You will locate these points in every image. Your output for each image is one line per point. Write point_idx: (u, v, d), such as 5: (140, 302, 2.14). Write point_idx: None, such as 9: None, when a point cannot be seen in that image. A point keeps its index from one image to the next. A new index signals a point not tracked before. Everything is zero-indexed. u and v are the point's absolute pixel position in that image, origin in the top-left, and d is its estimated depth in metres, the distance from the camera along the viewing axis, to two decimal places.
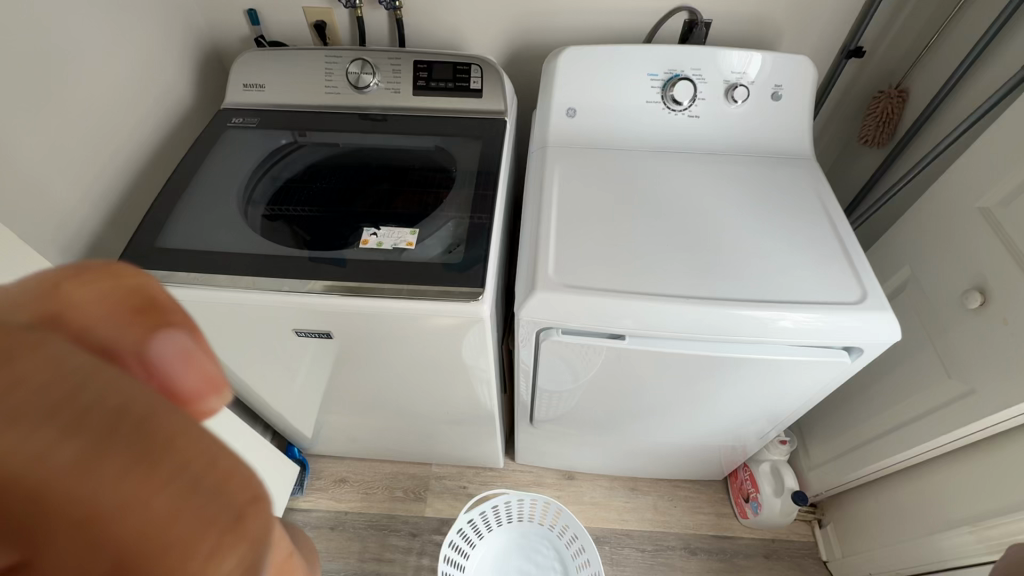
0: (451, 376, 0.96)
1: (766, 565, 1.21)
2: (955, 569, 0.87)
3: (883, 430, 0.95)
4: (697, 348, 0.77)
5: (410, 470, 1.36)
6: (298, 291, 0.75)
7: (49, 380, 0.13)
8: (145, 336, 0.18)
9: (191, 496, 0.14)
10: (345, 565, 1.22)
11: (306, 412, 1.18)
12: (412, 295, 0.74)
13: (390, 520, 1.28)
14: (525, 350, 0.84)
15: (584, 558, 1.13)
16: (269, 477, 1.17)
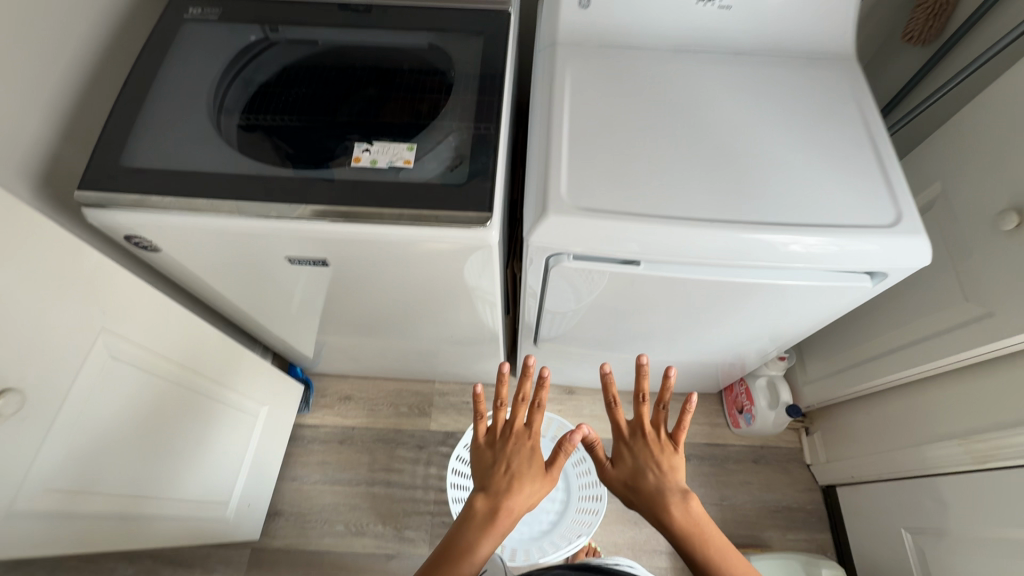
0: (455, 300, 0.93)
1: (753, 469, 1.29)
2: (937, 476, 0.93)
3: (887, 349, 0.96)
4: (714, 275, 0.73)
5: (414, 387, 1.39)
6: (287, 217, 0.69)
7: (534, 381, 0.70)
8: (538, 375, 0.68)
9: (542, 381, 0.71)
10: (356, 475, 1.28)
11: (306, 334, 1.16)
12: (413, 220, 0.68)
13: (397, 434, 1.33)
14: (533, 275, 0.80)
15: (584, 467, 1.20)
16: (273, 397, 1.18)
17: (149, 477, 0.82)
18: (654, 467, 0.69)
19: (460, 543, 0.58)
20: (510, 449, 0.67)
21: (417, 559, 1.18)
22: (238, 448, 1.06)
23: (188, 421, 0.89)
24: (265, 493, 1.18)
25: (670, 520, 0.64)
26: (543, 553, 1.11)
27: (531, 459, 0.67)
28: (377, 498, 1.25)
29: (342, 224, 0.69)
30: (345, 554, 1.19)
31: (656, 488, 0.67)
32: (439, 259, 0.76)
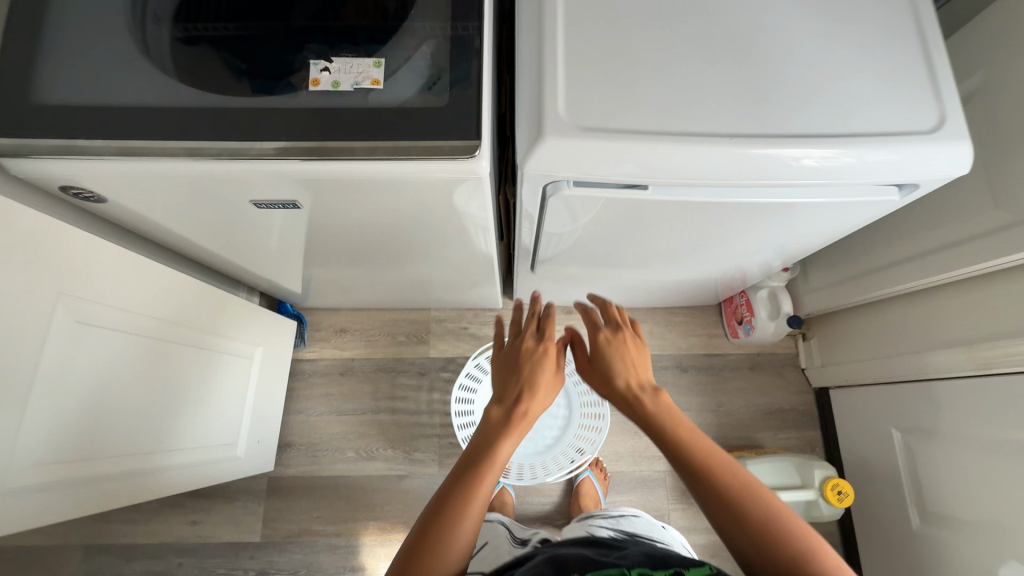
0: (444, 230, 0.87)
1: (750, 376, 1.31)
2: (935, 381, 0.94)
3: (902, 258, 0.92)
4: (728, 195, 0.66)
5: (410, 315, 1.36)
6: (242, 157, 0.60)
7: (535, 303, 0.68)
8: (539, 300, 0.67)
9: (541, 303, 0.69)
10: (360, 404, 1.29)
11: (289, 269, 1.10)
12: (390, 154, 0.59)
13: (397, 363, 1.32)
14: (530, 202, 0.72)
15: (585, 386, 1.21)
16: (266, 336, 1.16)
17: (148, 435, 0.81)
18: (628, 368, 0.59)
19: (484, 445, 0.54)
20: (523, 356, 0.61)
21: (428, 478, 1.24)
22: (238, 391, 1.05)
23: (178, 375, 0.86)
24: (272, 428, 1.19)
25: (650, 426, 0.55)
26: (547, 470, 1.16)
27: (545, 362, 0.60)
28: (384, 425, 1.28)
29: (306, 162, 0.60)
30: (359, 477, 1.24)
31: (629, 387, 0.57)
32: (422, 192, 0.68)
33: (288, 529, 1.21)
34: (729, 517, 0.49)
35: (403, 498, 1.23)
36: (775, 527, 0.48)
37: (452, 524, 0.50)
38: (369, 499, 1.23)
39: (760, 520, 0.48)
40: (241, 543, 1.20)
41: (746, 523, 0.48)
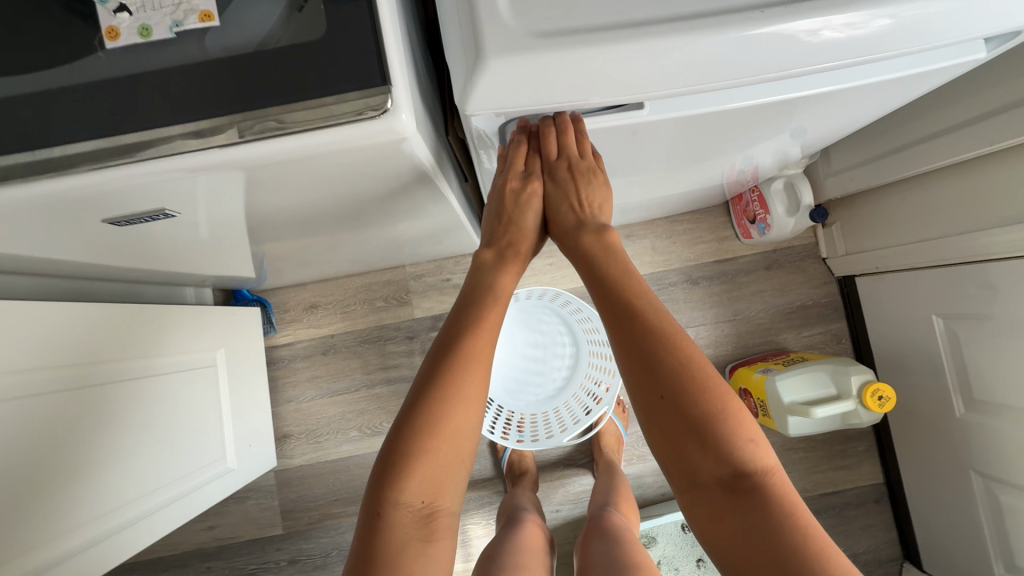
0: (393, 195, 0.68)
1: (767, 276, 1.19)
2: (993, 264, 0.81)
3: (966, 120, 0.76)
4: (752, 90, 0.47)
5: (384, 277, 1.20)
6: (28, 176, 0.38)
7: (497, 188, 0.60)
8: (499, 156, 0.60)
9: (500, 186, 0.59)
10: (352, 382, 1.19)
11: (224, 258, 0.93)
12: (258, 134, 0.38)
13: (381, 331, 1.20)
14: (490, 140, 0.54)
15: (591, 326, 1.08)
16: (224, 337, 1.02)
17: (96, 500, 0.71)
18: (575, 205, 0.59)
19: (430, 395, 0.51)
20: (510, 203, 0.59)
21: None
22: (207, 409, 0.94)
23: (109, 426, 0.74)
24: (262, 426, 1.10)
25: (578, 255, 0.58)
26: (564, 428, 1.07)
27: (534, 206, 0.60)
28: (382, 398, 1.18)
29: (133, 167, 0.38)
30: (368, 454, 1.18)
31: (573, 222, 0.59)
32: (336, 170, 0.47)
33: (309, 516, 1.17)
34: (680, 433, 0.49)
35: None
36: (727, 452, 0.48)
37: (429, 456, 0.50)
38: None
39: (711, 442, 0.48)
40: (264, 538, 1.17)
41: (700, 447, 0.48)
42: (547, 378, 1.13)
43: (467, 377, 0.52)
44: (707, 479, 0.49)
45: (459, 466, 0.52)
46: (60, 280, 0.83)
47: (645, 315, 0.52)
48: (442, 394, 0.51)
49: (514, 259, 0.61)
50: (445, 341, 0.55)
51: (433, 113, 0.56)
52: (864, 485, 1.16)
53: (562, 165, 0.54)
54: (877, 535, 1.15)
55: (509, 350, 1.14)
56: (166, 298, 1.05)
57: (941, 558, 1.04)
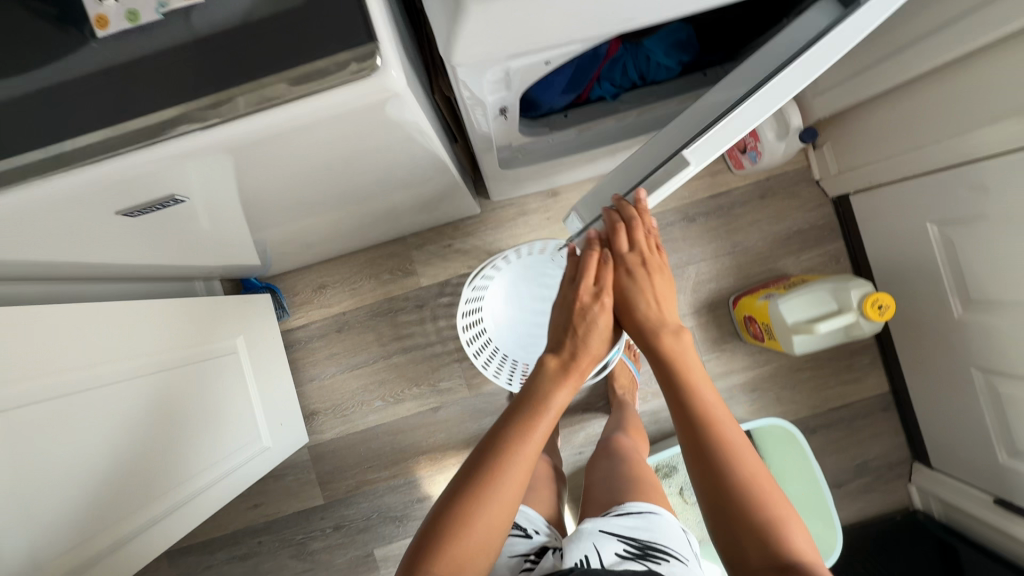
0: (388, 165, 0.69)
1: (763, 205, 1.20)
2: (983, 162, 0.82)
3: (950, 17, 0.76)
4: (727, 125, 0.54)
5: (386, 250, 1.22)
6: (41, 172, 0.39)
7: (571, 286, 0.71)
8: (572, 267, 0.72)
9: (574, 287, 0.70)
10: (370, 355, 1.22)
11: (223, 247, 0.94)
12: (253, 105, 0.38)
13: (391, 303, 1.22)
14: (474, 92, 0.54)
15: None
16: (241, 324, 1.04)
17: (140, 490, 0.76)
18: (650, 302, 0.69)
19: (491, 461, 0.58)
20: (581, 314, 0.69)
21: (461, 402, 1.22)
22: (230, 397, 0.97)
23: (145, 422, 0.78)
24: (289, 406, 1.15)
25: (652, 352, 0.67)
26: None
27: (602, 321, 0.69)
28: (401, 367, 1.22)
29: (140, 152, 0.40)
30: (395, 421, 1.23)
31: (648, 317, 0.68)
32: (336, 139, 0.48)
33: (347, 485, 1.23)
34: (717, 480, 0.59)
35: (445, 427, 1.22)
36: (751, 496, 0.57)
37: (480, 506, 0.56)
38: (411, 438, 1.23)
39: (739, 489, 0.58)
40: (307, 509, 1.23)
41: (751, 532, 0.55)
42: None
43: (525, 442, 0.60)
44: (753, 565, 0.55)
45: (502, 518, 0.57)
46: (75, 284, 0.86)
47: (694, 403, 0.63)
48: (500, 458, 0.58)
49: (574, 375, 0.67)
50: (518, 403, 0.64)
51: (418, 69, 0.55)
52: (871, 395, 1.21)
53: (634, 256, 0.67)
54: (886, 441, 1.21)
55: (518, 304, 1.15)
56: (179, 293, 1.08)
57: (947, 453, 1.10)
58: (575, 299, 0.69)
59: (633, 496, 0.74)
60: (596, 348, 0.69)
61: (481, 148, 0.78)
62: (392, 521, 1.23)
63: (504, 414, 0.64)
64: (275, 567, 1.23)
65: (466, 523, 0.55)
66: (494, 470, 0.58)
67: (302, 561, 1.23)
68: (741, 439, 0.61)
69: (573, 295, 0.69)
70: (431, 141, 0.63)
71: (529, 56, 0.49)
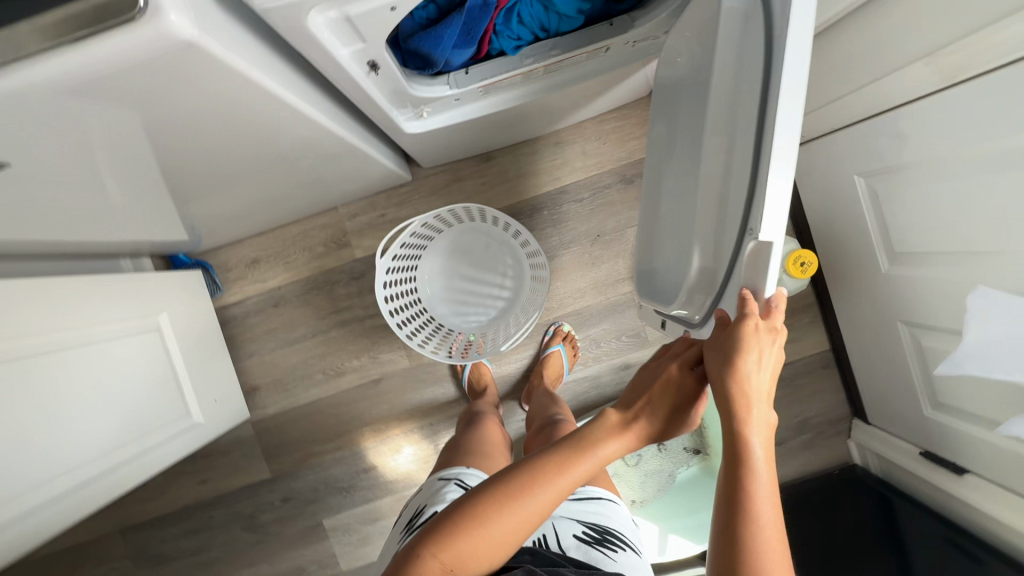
0: (256, 126, 0.67)
1: None
2: (901, 108, 0.79)
3: None
4: (774, 184, 0.49)
5: (319, 222, 1.19)
6: None
7: (665, 356, 0.63)
8: (684, 337, 0.63)
9: (670, 354, 0.62)
10: (308, 329, 1.21)
11: (155, 218, 0.92)
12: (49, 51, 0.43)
13: (327, 276, 1.20)
14: (333, 42, 0.53)
15: (522, 236, 1.09)
16: (168, 298, 1.04)
17: (60, 456, 0.77)
18: (746, 383, 0.51)
19: (506, 488, 0.55)
20: (661, 383, 0.60)
21: (402, 373, 1.22)
22: (165, 370, 0.99)
23: (70, 387, 0.79)
24: (226, 382, 1.14)
25: (728, 445, 0.52)
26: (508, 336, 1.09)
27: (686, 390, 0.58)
28: (339, 340, 1.21)
29: None
30: (336, 394, 1.23)
31: (732, 403, 0.51)
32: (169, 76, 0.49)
33: (292, 458, 1.23)
34: (726, 548, 0.47)
35: (387, 398, 1.22)
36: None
37: (478, 526, 0.53)
38: (354, 410, 1.23)
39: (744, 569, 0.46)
40: (255, 483, 1.24)
41: None
42: (490, 294, 1.15)
43: (541, 485, 0.55)
44: None
45: (489, 546, 0.53)
46: (6, 263, 0.84)
47: (738, 471, 0.50)
48: (514, 483, 0.55)
49: (628, 439, 0.59)
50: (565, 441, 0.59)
51: (254, 20, 0.55)
52: (812, 354, 1.21)
53: (739, 320, 0.52)
54: (827, 399, 1.21)
55: (449, 278, 1.15)
56: (103, 270, 1.04)
57: (881, 408, 1.10)
58: (670, 362, 0.61)
59: (588, 484, 0.75)
60: (665, 420, 0.60)
61: (373, 109, 0.76)
62: (339, 491, 1.24)
63: (544, 446, 0.61)
64: (226, 540, 1.25)
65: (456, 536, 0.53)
66: (506, 496, 0.55)
67: (253, 533, 1.25)
68: (774, 518, 0.48)
69: (666, 360, 0.61)
70: (288, 95, 0.62)
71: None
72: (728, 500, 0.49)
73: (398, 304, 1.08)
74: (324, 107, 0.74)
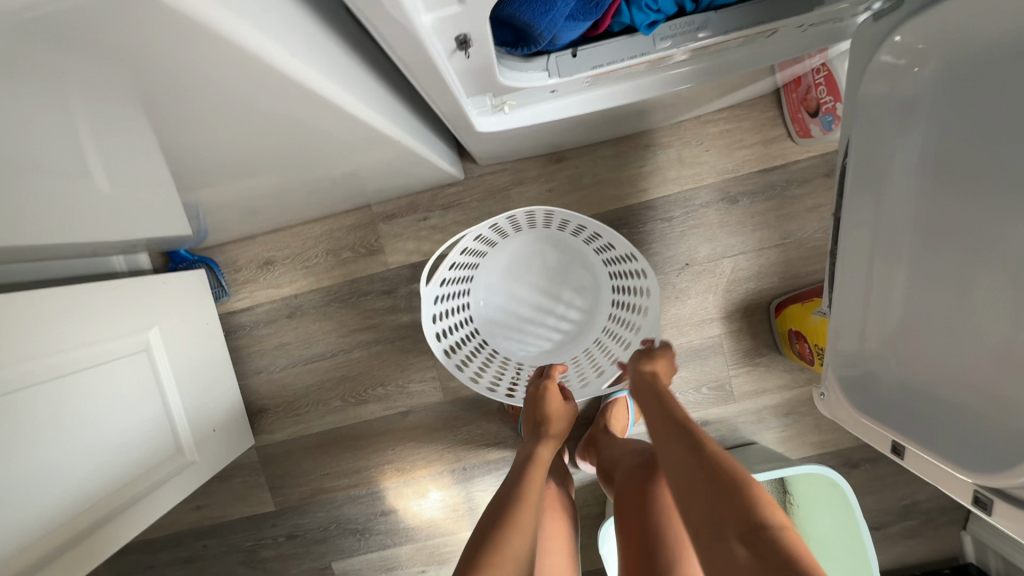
0: (273, 122, 0.46)
1: (829, 186, 0.93)
2: None
3: None
4: None
5: (347, 221, 0.98)
6: None
7: (538, 389, 0.80)
8: (541, 380, 0.82)
9: (538, 388, 0.80)
10: (327, 346, 1.02)
11: (151, 215, 0.72)
12: None
13: (353, 287, 1.00)
14: (411, 1, 0.31)
15: (612, 252, 0.85)
16: (164, 306, 0.85)
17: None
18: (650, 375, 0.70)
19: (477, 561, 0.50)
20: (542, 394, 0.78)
21: (434, 408, 1.03)
22: (152, 398, 0.80)
23: (30, 436, 0.61)
24: (228, 404, 0.96)
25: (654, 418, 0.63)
26: (599, 373, 0.86)
27: (561, 423, 0.75)
28: (364, 363, 1.02)
29: None
30: (356, 424, 1.04)
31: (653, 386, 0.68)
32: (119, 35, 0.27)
33: (301, 492, 1.06)
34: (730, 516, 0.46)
35: (414, 434, 1.04)
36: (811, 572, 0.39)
37: None
38: (375, 445, 1.04)
39: (759, 536, 0.43)
40: (257, 515, 1.07)
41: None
42: (560, 316, 0.95)
43: (506, 547, 0.51)
44: None
45: None
46: None
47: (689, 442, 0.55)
48: (491, 550, 0.51)
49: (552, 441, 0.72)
50: (531, 479, 0.63)
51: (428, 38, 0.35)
52: None
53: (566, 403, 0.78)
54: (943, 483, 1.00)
55: (511, 294, 0.94)
56: (95, 276, 0.85)
57: None
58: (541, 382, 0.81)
59: None
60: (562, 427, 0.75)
61: (439, 97, 0.54)
62: (352, 533, 1.07)
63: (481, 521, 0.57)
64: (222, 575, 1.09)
65: (481, 568, 0.49)
66: (506, 523, 0.54)
67: (252, 570, 1.09)
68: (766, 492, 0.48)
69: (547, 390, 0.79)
70: (323, 84, 0.40)
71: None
72: (721, 492, 0.48)
73: (444, 321, 0.88)
74: (372, 95, 0.52)
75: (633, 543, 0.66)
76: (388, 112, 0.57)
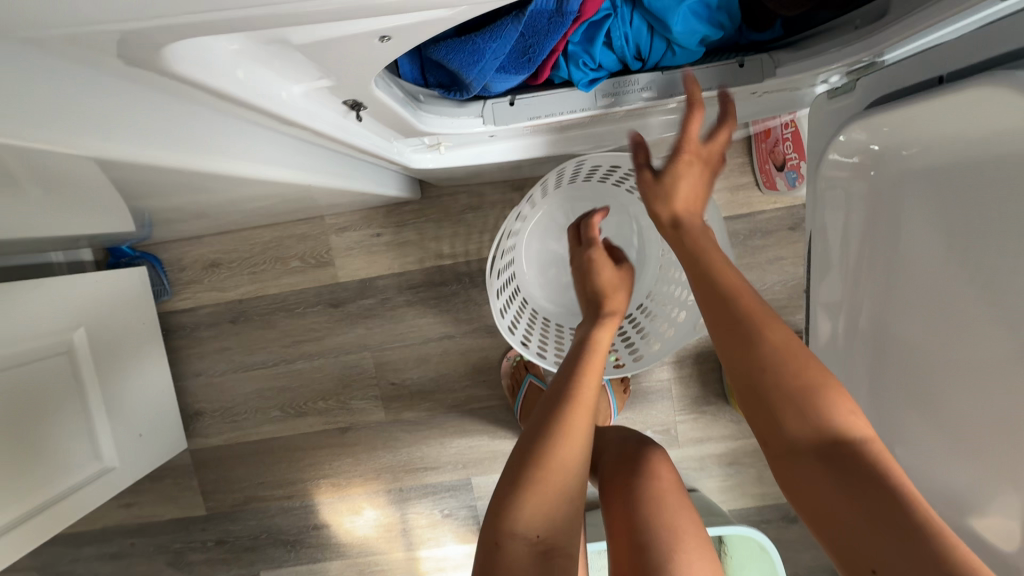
0: (171, 178, 0.42)
1: (791, 239, 0.90)
2: None
3: None
4: None
5: (298, 229, 0.95)
6: None
7: (580, 255, 0.69)
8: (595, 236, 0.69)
9: (585, 250, 0.69)
10: (269, 355, 0.99)
11: (77, 227, 0.69)
12: None
13: (300, 298, 0.97)
14: (268, 84, 0.27)
15: None
16: (103, 312, 0.83)
17: None
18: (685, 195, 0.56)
19: (530, 462, 0.48)
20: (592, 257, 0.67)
21: (374, 427, 1.00)
22: (70, 406, 0.77)
23: None
24: (160, 412, 0.94)
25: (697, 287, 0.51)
26: (652, 341, 0.81)
27: (618, 288, 0.65)
28: (305, 375, 1.00)
29: None
30: (293, 436, 1.02)
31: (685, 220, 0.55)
32: None
33: (234, 498, 1.04)
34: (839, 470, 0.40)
35: (352, 451, 1.02)
36: (908, 500, 0.37)
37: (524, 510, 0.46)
38: (311, 458, 1.02)
39: (847, 455, 0.40)
40: (187, 518, 1.05)
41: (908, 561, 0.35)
42: None
43: (560, 449, 0.49)
44: None
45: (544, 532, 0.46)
46: None
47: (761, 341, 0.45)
48: (545, 452, 0.48)
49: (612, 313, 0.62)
50: (586, 376, 0.54)
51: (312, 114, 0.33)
52: None
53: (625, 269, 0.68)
54: None
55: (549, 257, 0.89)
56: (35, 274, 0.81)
57: None
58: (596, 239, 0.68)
59: None
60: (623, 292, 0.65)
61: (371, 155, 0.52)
62: (283, 544, 1.05)
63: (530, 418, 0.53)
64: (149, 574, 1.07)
65: (528, 487, 0.47)
66: (551, 425, 0.50)
67: (178, 572, 1.07)
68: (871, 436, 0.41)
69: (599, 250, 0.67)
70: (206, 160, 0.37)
71: (327, 20, 0.22)
72: (802, 407, 0.42)
73: (512, 317, 0.82)
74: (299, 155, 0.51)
75: (621, 532, 0.59)
76: (317, 167, 0.55)
